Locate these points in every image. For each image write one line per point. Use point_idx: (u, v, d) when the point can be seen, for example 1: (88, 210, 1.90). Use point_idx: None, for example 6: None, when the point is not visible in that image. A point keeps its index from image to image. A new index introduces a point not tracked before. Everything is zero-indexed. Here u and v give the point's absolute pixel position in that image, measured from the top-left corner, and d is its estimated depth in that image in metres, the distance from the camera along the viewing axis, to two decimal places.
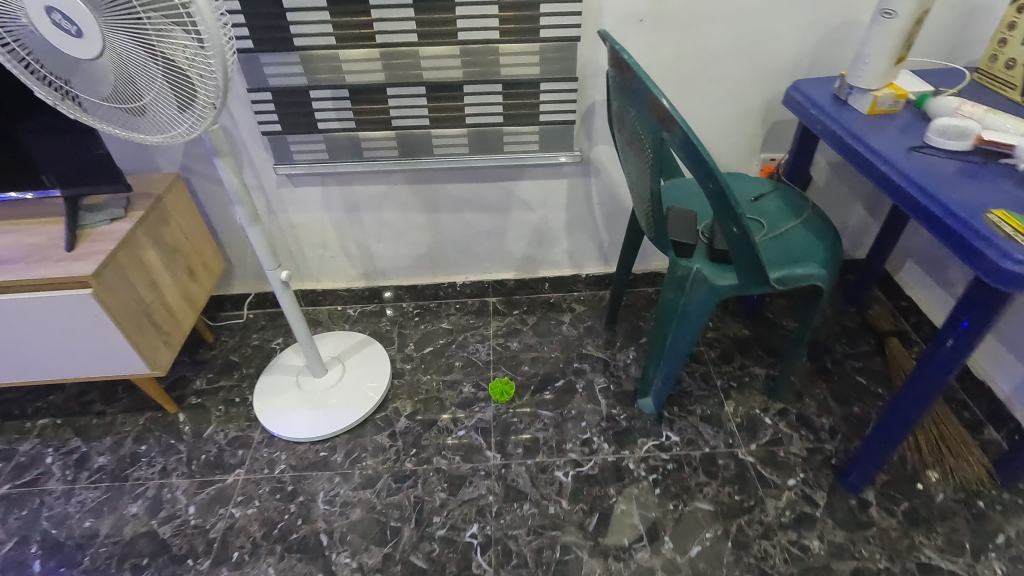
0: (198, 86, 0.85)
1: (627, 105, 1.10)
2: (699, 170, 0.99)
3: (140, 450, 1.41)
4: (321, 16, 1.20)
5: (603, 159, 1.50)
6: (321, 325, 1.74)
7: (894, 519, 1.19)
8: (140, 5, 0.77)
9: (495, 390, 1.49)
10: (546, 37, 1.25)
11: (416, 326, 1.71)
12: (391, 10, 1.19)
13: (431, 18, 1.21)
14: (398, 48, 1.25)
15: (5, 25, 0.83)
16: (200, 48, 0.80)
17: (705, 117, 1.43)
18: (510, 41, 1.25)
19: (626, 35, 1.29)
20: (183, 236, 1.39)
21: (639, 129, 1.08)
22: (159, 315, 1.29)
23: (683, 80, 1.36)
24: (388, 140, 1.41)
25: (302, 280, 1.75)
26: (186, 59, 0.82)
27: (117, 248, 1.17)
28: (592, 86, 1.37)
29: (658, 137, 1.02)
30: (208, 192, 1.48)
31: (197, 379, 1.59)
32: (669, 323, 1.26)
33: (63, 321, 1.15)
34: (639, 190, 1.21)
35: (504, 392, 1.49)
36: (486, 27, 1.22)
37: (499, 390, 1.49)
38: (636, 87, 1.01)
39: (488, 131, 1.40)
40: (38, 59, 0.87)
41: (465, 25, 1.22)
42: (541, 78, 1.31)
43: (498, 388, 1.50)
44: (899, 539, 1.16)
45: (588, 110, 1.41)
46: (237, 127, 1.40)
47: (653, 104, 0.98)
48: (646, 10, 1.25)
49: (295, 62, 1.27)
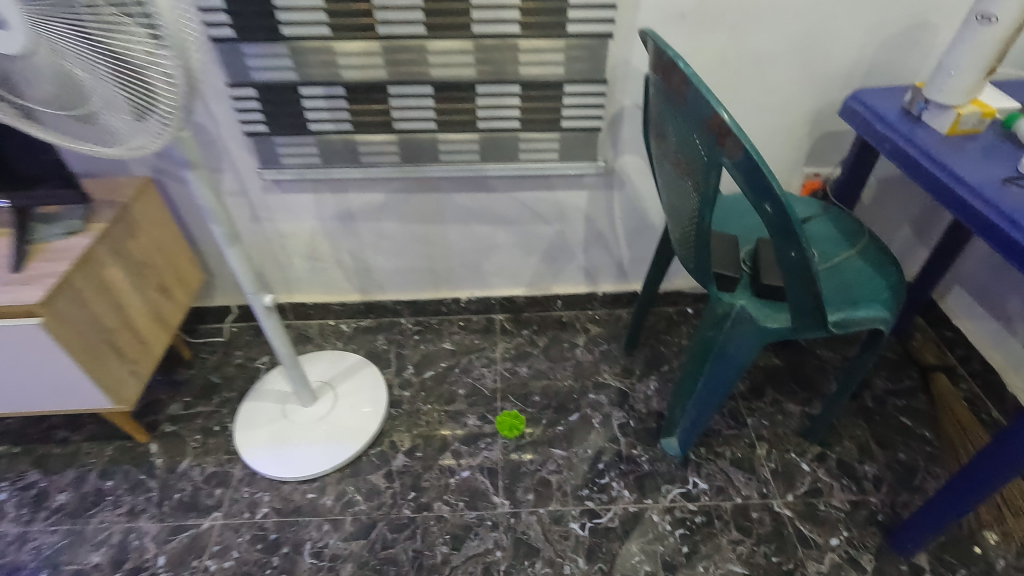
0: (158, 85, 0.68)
1: (672, 117, 0.94)
2: (761, 199, 0.83)
3: (106, 486, 1.27)
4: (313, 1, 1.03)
5: (629, 169, 1.34)
6: (312, 342, 1.58)
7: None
8: None
9: (502, 425, 1.35)
10: (573, 33, 1.09)
11: (416, 346, 1.56)
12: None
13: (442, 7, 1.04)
14: (402, 41, 1.08)
15: None
16: (156, 40, 0.63)
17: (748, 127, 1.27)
18: (532, 36, 1.08)
19: (665, 32, 1.12)
20: (154, 247, 1.23)
21: (687, 147, 0.92)
22: (123, 341, 1.13)
23: (725, 84, 1.20)
24: (388, 145, 1.24)
25: (290, 292, 1.59)
26: (140, 56, 0.65)
27: (72, 269, 1.01)
28: (623, 88, 1.20)
29: (712, 160, 0.85)
30: (183, 198, 1.31)
31: (172, 403, 1.43)
32: (704, 361, 1.11)
33: (9, 353, 1.00)
34: (677, 212, 1.05)
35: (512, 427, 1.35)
36: (505, 19, 1.06)
37: (507, 425, 1.35)
38: (689, 99, 0.85)
39: (502, 137, 1.24)
40: None
41: (481, 17, 1.06)
42: (565, 79, 1.15)
43: (506, 422, 1.36)
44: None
45: (615, 116, 1.25)
46: (216, 126, 1.22)
47: (712, 121, 0.81)
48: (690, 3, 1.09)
49: (283, 54, 1.10)
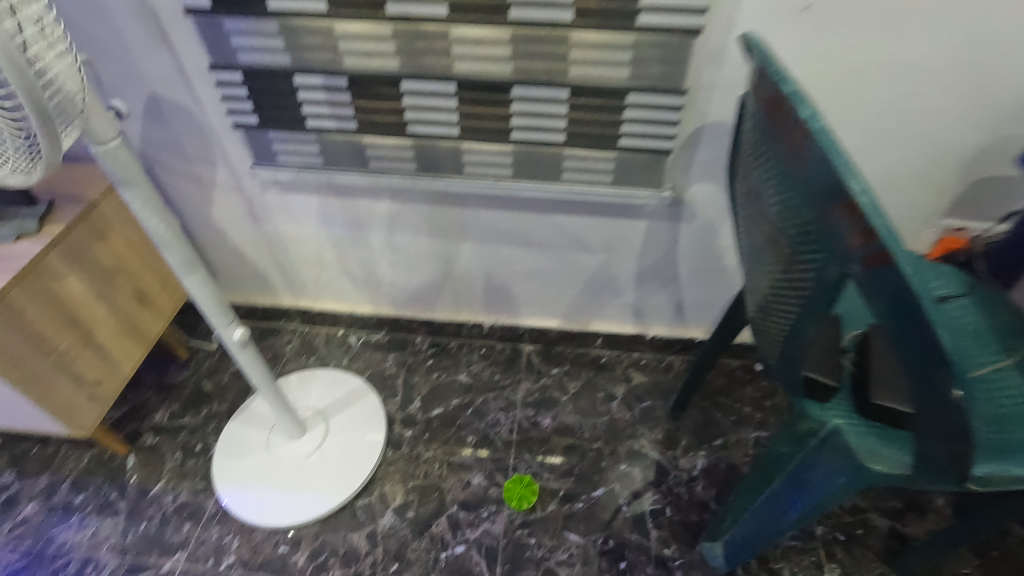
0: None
1: (773, 173, 0.61)
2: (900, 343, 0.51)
3: (74, 502, 1.16)
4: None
5: (701, 201, 1.05)
6: (315, 355, 1.42)
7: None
8: None
9: (511, 495, 1.14)
10: (644, 25, 0.80)
11: (427, 374, 1.37)
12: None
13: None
14: (420, 25, 0.83)
15: None
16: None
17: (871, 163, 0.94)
18: (589, 29, 0.80)
19: (775, 30, 0.81)
20: (132, 249, 1.07)
21: (790, 224, 0.60)
22: (80, 361, 0.99)
23: (851, 105, 0.88)
24: (402, 150, 1.01)
25: (298, 296, 1.43)
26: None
27: (13, 285, 0.86)
28: (705, 101, 0.91)
29: (830, 260, 0.54)
30: (179, 187, 1.17)
31: (159, 410, 1.31)
32: (781, 482, 0.83)
33: None
34: (764, 299, 0.73)
35: (523, 496, 1.14)
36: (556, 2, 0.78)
37: (516, 496, 1.14)
38: (806, 162, 0.52)
39: (542, 153, 0.98)
40: None
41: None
42: (629, 86, 0.86)
43: (514, 491, 1.15)
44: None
45: (691, 136, 0.96)
46: (205, 113, 1.04)
47: (836, 207, 0.49)
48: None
49: (273, 33, 0.87)
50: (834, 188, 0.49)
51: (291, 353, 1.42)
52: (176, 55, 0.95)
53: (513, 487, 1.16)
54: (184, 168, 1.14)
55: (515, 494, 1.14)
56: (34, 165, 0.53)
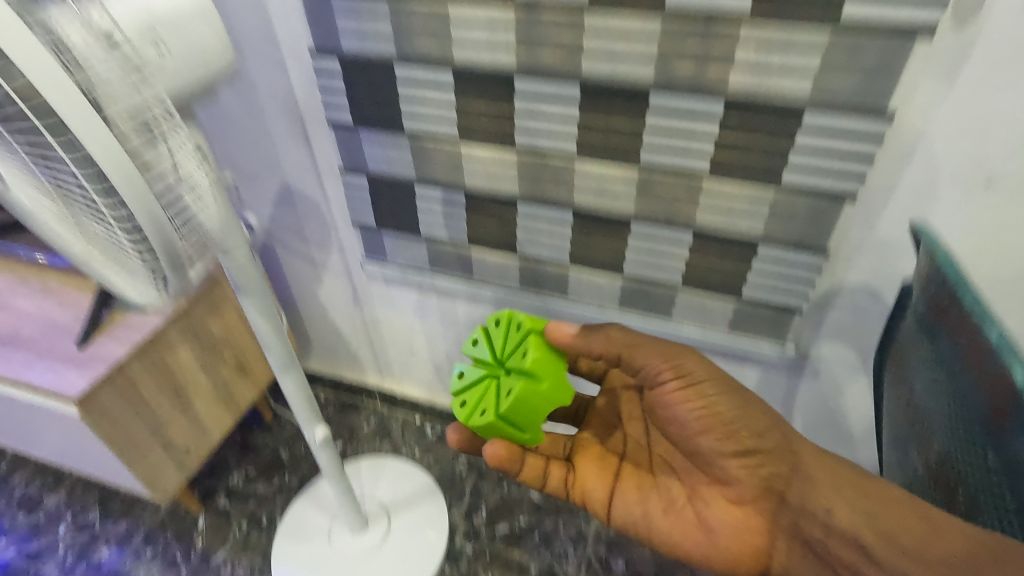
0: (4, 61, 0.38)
1: (924, 352, 0.54)
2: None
3: (144, 553, 1.20)
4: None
5: (835, 363, 0.91)
6: (389, 441, 1.40)
7: (774, 522, 0.68)
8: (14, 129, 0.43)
9: (483, 339, 0.77)
10: (848, 18, 0.58)
11: (498, 482, 1.30)
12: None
13: (605, 66, 0.69)
14: (546, 6, 0.66)
15: None
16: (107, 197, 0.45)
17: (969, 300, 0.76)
18: (730, 182, 0.73)
19: (919, 65, 0.60)
20: (240, 325, 1.11)
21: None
22: (174, 426, 1.01)
23: (984, 219, 0.69)
24: (509, 267, 0.98)
25: (381, 377, 1.42)
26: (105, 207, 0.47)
27: (132, 358, 0.90)
28: (849, 263, 0.78)
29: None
30: (291, 265, 1.22)
31: (234, 473, 1.34)
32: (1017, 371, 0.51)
33: (47, 426, 0.90)
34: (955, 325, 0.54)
35: (517, 359, 0.73)
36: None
37: (490, 385, 0.74)
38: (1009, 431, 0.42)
39: (654, 292, 0.90)
40: None
41: (674, 26, 0.63)
42: (765, 239, 0.77)
43: (501, 351, 0.75)
44: (638, 458, 0.81)
45: (828, 294, 0.83)
46: (327, 206, 1.06)
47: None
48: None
49: (380, 14, 0.74)
50: (1013, 375, 0.40)
51: (367, 434, 1.42)
52: (312, 152, 0.98)
53: (497, 357, 0.75)
54: (298, 248, 1.17)
55: (489, 382, 0.74)
56: (163, 277, 0.55)
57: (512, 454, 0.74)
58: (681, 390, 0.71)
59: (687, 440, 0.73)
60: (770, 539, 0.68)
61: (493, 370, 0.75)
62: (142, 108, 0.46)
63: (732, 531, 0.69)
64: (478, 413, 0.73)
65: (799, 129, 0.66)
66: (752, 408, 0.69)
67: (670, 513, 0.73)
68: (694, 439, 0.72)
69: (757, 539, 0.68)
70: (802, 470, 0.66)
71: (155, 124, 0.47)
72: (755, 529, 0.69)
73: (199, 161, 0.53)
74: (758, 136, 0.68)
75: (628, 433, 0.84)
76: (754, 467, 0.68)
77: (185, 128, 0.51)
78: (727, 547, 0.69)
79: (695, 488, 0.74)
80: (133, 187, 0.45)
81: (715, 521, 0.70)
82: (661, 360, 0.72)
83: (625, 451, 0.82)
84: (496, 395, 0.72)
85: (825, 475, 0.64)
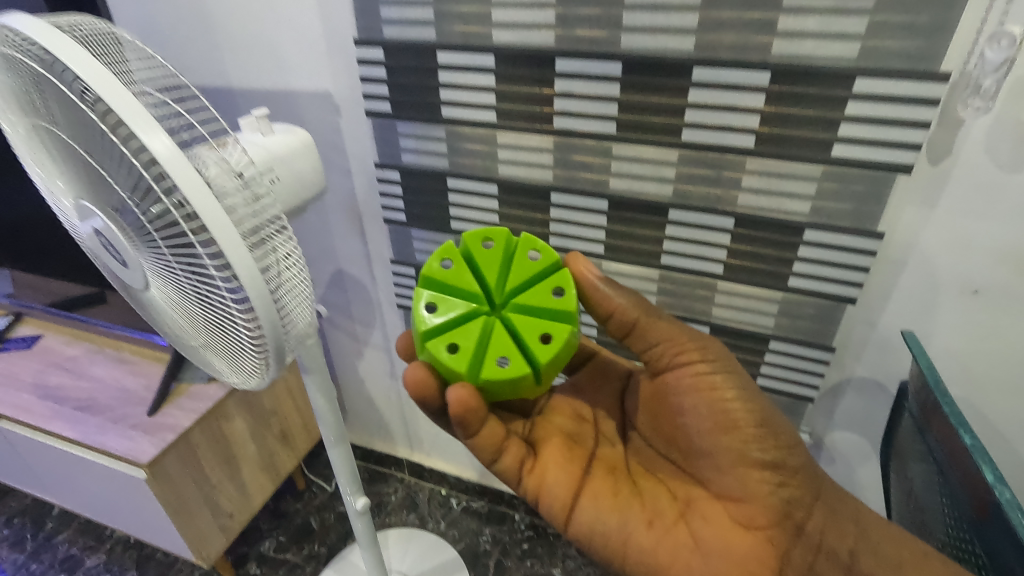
0: (171, 183, 0.45)
1: (925, 458, 0.63)
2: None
3: None
4: (483, 61, 0.78)
5: (848, 451, 0.96)
6: (416, 512, 1.44)
7: (783, 558, 0.61)
8: (163, 247, 0.50)
9: (455, 263, 0.62)
10: (837, 156, 0.68)
11: (521, 559, 1.33)
12: (625, 22, 0.69)
13: (630, 186, 0.80)
14: (579, 138, 0.79)
15: (87, 249, 0.65)
16: (230, 304, 0.51)
17: (972, 399, 0.81)
18: (742, 284, 0.82)
19: (901, 194, 0.70)
20: (286, 396, 1.20)
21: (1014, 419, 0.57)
22: (222, 492, 1.08)
23: (977, 325, 0.76)
24: None
25: (410, 449, 1.48)
26: (224, 313, 0.53)
27: (194, 427, 0.99)
28: (854, 358, 0.85)
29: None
30: (335, 340, 1.32)
31: (266, 539, 1.38)
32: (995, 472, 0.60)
33: (114, 487, 0.97)
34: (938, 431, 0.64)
35: (531, 296, 0.59)
36: (750, 81, 0.67)
37: (497, 326, 0.58)
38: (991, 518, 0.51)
39: None
40: (101, 260, 0.63)
41: (690, 155, 0.75)
42: (775, 334, 0.85)
43: (500, 281, 0.61)
44: (612, 460, 0.69)
45: (836, 386, 0.89)
46: (374, 289, 1.17)
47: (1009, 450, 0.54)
48: (991, 81, 0.59)
49: (437, 137, 0.87)
50: (983, 472, 0.52)
51: (394, 505, 1.46)
52: (366, 243, 1.10)
53: (486, 285, 0.61)
54: (343, 325, 1.28)
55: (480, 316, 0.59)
56: (264, 374, 0.59)
57: (480, 407, 0.57)
58: (702, 377, 0.62)
59: (697, 443, 0.63)
60: (775, 573, 0.60)
61: (480, 302, 0.60)
62: (258, 224, 0.53)
63: (737, 558, 0.59)
64: (497, 363, 0.57)
65: (801, 242, 0.75)
66: (778, 420, 0.62)
67: (658, 529, 0.62)
68: (707, 443, 0.62)
69: (761, 574, 0.59)
70: (825, 497, 0.64)
71: (266, 233, 0.54)
72: (762, 558, 0.60)
73: (301, 263, 0.59)
74: (765, 246, 0.78)
75: (599, 430, 0.73)
76: (777, 486, 0.61)
77: (294, 236, 0.57)
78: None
79: (690, 501, 0.64)
80: (256, 279, 0.49)
81: (712, 542, 0.60)
82: (678, 340, 0.63)
83: (597, 452, 0.69)
84: (520, 331, 0.58)
85: (846, 513, 0.63)
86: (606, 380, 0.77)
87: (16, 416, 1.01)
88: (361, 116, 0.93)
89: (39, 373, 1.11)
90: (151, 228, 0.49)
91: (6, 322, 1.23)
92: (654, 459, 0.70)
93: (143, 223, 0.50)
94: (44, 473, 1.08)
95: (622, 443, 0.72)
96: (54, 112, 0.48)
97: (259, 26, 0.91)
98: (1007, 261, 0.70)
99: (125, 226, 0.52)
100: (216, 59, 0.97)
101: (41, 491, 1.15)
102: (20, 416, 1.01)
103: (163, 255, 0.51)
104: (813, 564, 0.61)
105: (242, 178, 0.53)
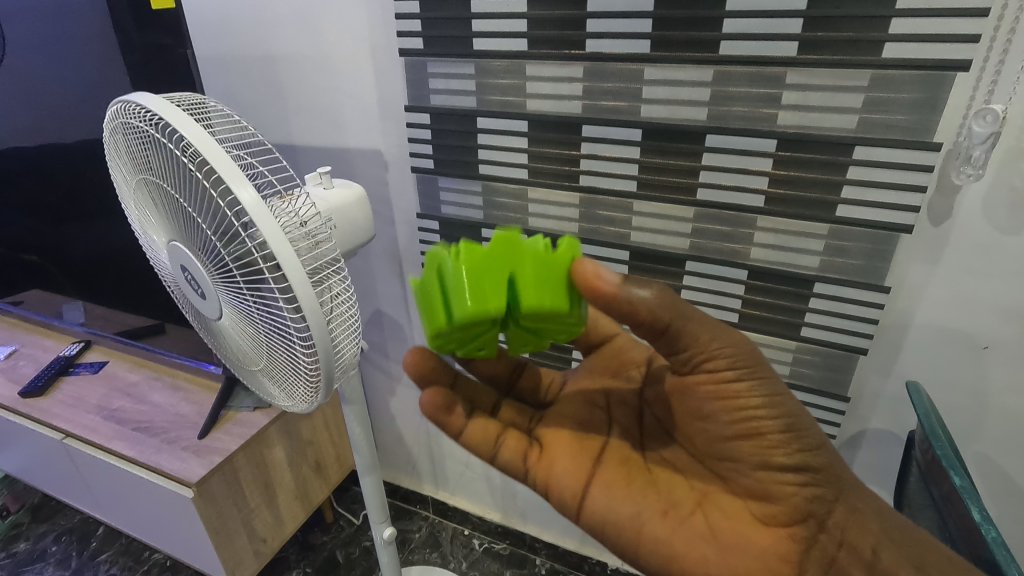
0: (256, 230, 0.54)
1: (929, 504, 0.66)
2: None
3: None
4: (519, 126, 0.87)
5: None
6: (438, 551, 1.46)
7: (804, 555, 0.61)
8: (237, 274, 0.59)
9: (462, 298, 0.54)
10: (841, 216, 0.74)
11: None
12: (644, 95, 0.77)
13: (651, 239, 0.87)
14: (603, 195, 0.87)
15: (172, 278, 0.75)
16: (289, 324, 0.59)
17: (987, 453, 0.83)
18: (757, 332, 0.86)
19: (905, 252, 0.75)
20: (324, 427, 1.28)
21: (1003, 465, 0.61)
22: (258, 517, 1.14)
23: (987, 380, 0.78)
24: None
25: (435, 486, 1.52)
26: (284, 333, 0.61)
27: (239, 452, 1.06)
28: (868, 408, 0.88)
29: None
30: (371, 375, 1.40)
31: (293, 569, 1.42)
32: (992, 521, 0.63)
33: (163, 505, 1.05)
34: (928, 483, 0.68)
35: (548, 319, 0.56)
36: (759, 148, 0.74)
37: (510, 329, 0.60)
38: (983, 557, 0.55)
39: None
40: (182, 288, 0.72)
41: (705, 212, 0.81)
42: (792, 382, 0.88)
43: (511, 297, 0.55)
44: (626, 451, 0.69)
45: (854, 437, 0.91)
46: (410, 328, 1.25)
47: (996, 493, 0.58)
48: (980, 151, 0.64)
49: (475, 192, 0.96)
50: (971, 512, 0.56)
51: (418, 542, 1.49)
52: (405, 285, 1.19)
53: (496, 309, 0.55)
54: (380, 361, 1.35)
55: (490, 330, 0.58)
56: (311, 399, 0.67)
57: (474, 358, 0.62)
58: (726, 385, 0.58)
59: (718, 443, 0.62)
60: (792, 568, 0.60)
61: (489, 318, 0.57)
62: (317, 266, 0.62)
63: (753, 551, 0.60)
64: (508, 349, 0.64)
65: (812, 295, 0.80)
66: (805, 423, 0.59)
67: (673, 518, 0.63)
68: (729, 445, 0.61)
69: (778, 567, 0.60)
70: (847, 497, 0.62)
71: (324, 273, 0.63)
72: (780, 553, 0.60)
73: (353, 302, 0.67)
74: (778, 297, 0.82)
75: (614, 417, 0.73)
76: (800, 486, 0.60)
77: (348, 276, 0.66)
78: (741, 567, 0.60)
79: (706, 492, 0.64)
80: (317, 313, 0.56)
81: (729, 535, 0.61)
82: (708, 347, 0.57)
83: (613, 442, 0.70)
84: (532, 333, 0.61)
85: (871, 512, 0.62)
86: (622, 367, 0.77)
87: (83, 435, 1.11)
88: (407, 170, 1.04)
89: (104, 397, 1.21)
90: (229, 257, 0.58)
91: (77, 349, 1.35)
92: (670, 449, 0.69)
93: (222, 255, 0.59)
94: (103, 490, 1.16)
95: (638, 430, 0.72)
96: (164, 169, 0.59)
97: (322, 93, 1.03)
98: (1014, 320, 0.73)
99: (205, 259, 0.61)
100: (284, 119, 1.10)
101: (101, 511, 1.24)
102: (86, 435, 1.10)
103: (236, 280, 0.60)
104: (835, 560, 0.60)
105: (307, 228, 0.61)
